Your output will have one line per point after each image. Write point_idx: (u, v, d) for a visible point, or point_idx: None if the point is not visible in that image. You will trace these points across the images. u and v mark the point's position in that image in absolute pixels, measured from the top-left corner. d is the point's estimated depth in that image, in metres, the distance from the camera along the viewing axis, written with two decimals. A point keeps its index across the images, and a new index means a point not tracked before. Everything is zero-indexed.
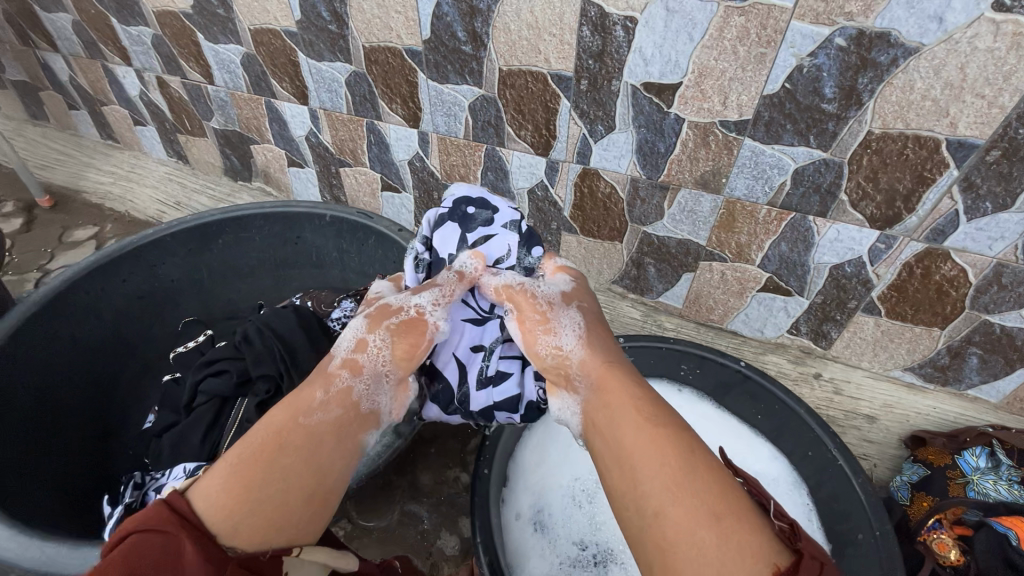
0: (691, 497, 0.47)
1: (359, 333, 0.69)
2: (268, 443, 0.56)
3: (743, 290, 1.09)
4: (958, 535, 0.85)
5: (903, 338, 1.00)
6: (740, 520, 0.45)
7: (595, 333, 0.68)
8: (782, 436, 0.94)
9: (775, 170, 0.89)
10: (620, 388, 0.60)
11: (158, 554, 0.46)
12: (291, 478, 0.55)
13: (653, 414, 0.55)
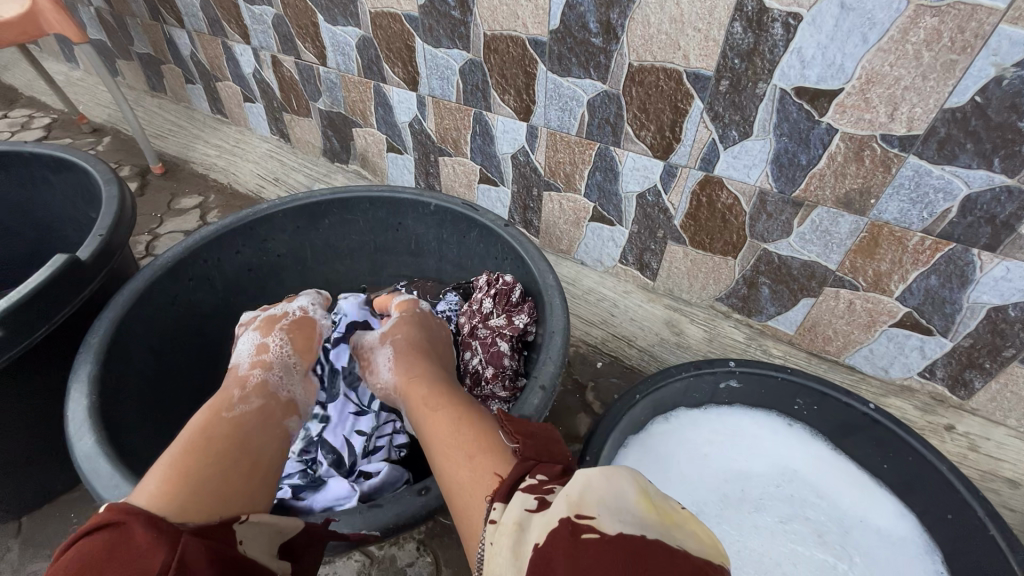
0: (460, 453, 0.58)
1: (258, 339, 0.85)
2: (186, 435, 0.61)
3: (871, 324, 0.98)
4: None
5: None
6: (485, 452, 0.56)
7: (408, 350, 0.85)
8: (912, 493, 0.85)
9: (940, 195, 0.79)
10: (416, 394, 0.74)
11: (108, 542, 0.45)
12: (216, 442, 0.60)
13: (425, 407, 0.70)
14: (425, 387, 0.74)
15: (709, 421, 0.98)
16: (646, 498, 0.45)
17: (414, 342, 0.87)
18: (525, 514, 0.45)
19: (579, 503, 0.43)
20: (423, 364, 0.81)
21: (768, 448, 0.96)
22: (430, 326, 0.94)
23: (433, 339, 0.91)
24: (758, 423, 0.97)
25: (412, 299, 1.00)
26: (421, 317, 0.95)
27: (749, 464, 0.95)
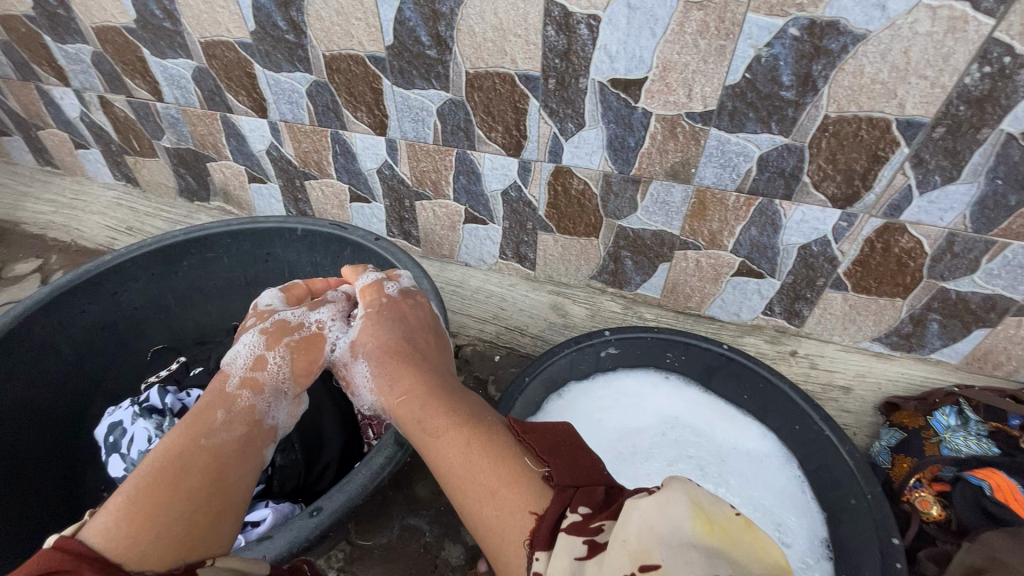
0: (486, 475, 0.65)
1: (258, 352, 0.87)
2: (154, 470, 0.66)
3: (718, 276, 1.12)
4: (937, 491, 0.91)
5: (869, 310, 1.05)
6: (510, 482, 0.63)
7: (392, 356, 0.83)
8: (768, 413, 0.98)
9: (741, 157, 0.93)
10: (407, 406, 0.76)
11: None
12: (182, 481, 0.66)
13: (424, 418, 0.73)
14: (421, 398, 0.76)
15: (597, 388, 1.06)
16: (703, 523, 0.52)
17: (396, 345, 0.84)
18: (579, 563, 0.52)
19: (642, 549, 0.51)
20: (413, 367, 0.81)
21: (651, 402, 1.05)
22: (409, 315, 0.89)
23: (415, 330, 0.87)
24: (640, 382, 1.07)
25: (378, 287, 0.93)
26: (396, 308, 0.90)
27: (636, 421, 1.04)
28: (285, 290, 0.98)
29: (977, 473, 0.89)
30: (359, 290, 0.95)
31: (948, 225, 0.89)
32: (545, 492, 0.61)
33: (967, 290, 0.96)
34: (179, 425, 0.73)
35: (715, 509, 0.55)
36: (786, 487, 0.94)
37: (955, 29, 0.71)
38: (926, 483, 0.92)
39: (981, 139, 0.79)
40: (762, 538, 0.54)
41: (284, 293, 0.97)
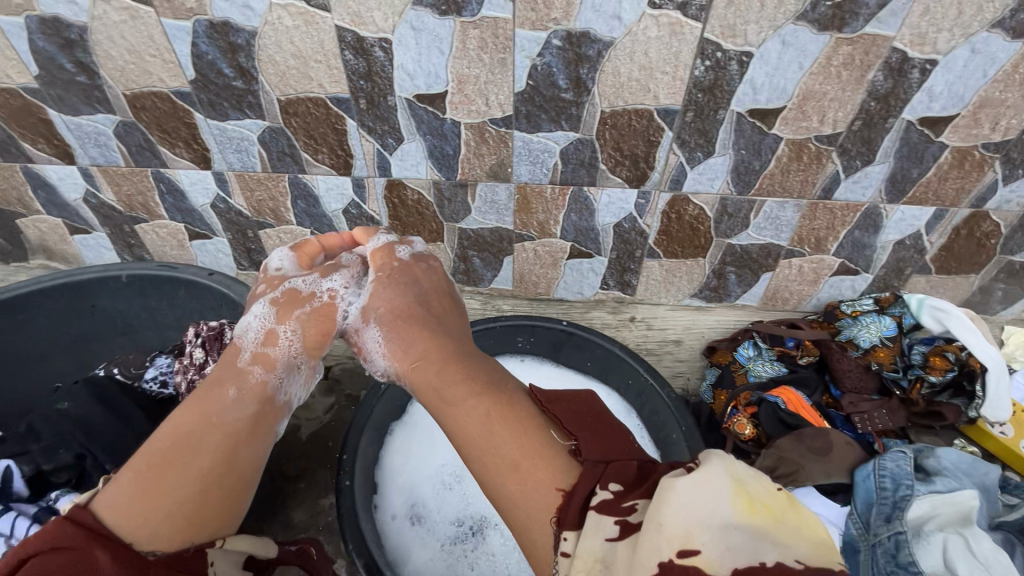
0: (513, 445, 0.65)
1: (269, 326, 0.89)
2: (159, 453, 0.70)
3: (555, 261, 1.24)
4: (749, 414, 1.07)
5: (682, 271, 1.22)
6: (538, 455, 0.63)
7: (398, 320, 0.88)
8: (608, 375, 1.10)
9: (545, 154, 1.04)
10: (421, 369, 0.81)
11: (65, 564, 0.58)
12: (183, 464, 0.70)
13: (453, 380, 0.76)
14: (437, 364, 0.79)
15: None
16: (744, 501, 0.52)
17: (410, 309, 0.89)
18: (611, 543, 0.53)
19: (686, 536, 0.49)
20: (428, 333, 0.86)
21: None
22: (419, 280, 0.94)
23: (425, 296, 0.92)
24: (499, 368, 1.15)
25: (388, 250, 0.98)
26: (409, 272, 0.95)
27: None
28: (296, 251, 0.97)
29: (774, 393, 1.07)
30: (368, 252, 0.99)
31: (718, 191, 1.07)
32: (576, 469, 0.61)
33: (747, 243, 1.16)
34: (187, 405, 0.77)
35: (756, 489, 0.54)
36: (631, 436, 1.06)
37: (677, 32, 0.86)
38: (741, 408, 1.08)
39: (721, 119, 0.96)
40: (810, 519, 0.54)
41: (296, 254, 0.97)
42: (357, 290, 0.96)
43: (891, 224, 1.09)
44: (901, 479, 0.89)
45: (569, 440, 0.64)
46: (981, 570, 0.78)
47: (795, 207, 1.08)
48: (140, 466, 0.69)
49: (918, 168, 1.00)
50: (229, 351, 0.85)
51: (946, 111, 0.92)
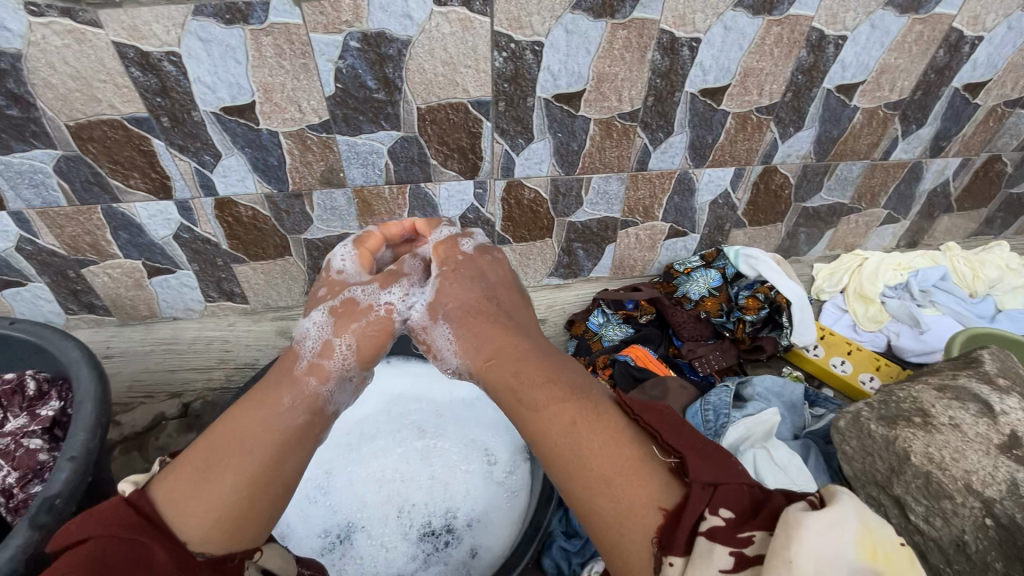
0: (601, 453, 0.54)
1: (326, 336, 0.79)
2: (213, 448, 0.61)
3: None
4: (606, 375, 1.13)
5: (534, 253, 1.29)
6: (631, 472, 0.52)
7: (470, 318, 0.77)
8: None
9: (373, 155, 1.05)
10: (498, 368, 0.69)
11: (123, 556, 0.51)
12: (229, 462, 0.60)
13: (536, 378, 0.63)
14: (518, 360, 0.67)
15: None
16: (869, 545, 0.42)
17: (477, 309, 0.78)
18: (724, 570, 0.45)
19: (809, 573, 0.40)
20: (495, 333, 0.74)
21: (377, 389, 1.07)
22: (483, 279, 0.83)
23: (488, 294, 0.81)
24: None
25: (451, 243, 0.89)
26: (474, 265, 0.86)
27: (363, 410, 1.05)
28: (358, 249, 0.90)
29: (624, 352, 1.15)
30: (432, 246, 0.91)
31: (548, 173, 1.14)
32: (679, 488, 0.50)
33: (586, 219, 1.24)
34: (242, 403, 0.67)
35: (882, 533, 0.44)
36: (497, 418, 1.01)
37: (468, 27, 0.90)
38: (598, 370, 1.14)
39: (531, 106, 1.02)
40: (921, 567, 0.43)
41: (358, 254, 0.90)
42: (415, 296, 0.85)
43: (702, 186, 1.22)
44: (720, 410, 0.95)
45: (670, 454, 0.53)
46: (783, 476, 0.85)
47: (618, 180, 1.18)
48: (190, 461, 0.60)
49: (711, 134, 1.13)
50: (291, 348, 0.78)
51: (719, 82, 1.05)
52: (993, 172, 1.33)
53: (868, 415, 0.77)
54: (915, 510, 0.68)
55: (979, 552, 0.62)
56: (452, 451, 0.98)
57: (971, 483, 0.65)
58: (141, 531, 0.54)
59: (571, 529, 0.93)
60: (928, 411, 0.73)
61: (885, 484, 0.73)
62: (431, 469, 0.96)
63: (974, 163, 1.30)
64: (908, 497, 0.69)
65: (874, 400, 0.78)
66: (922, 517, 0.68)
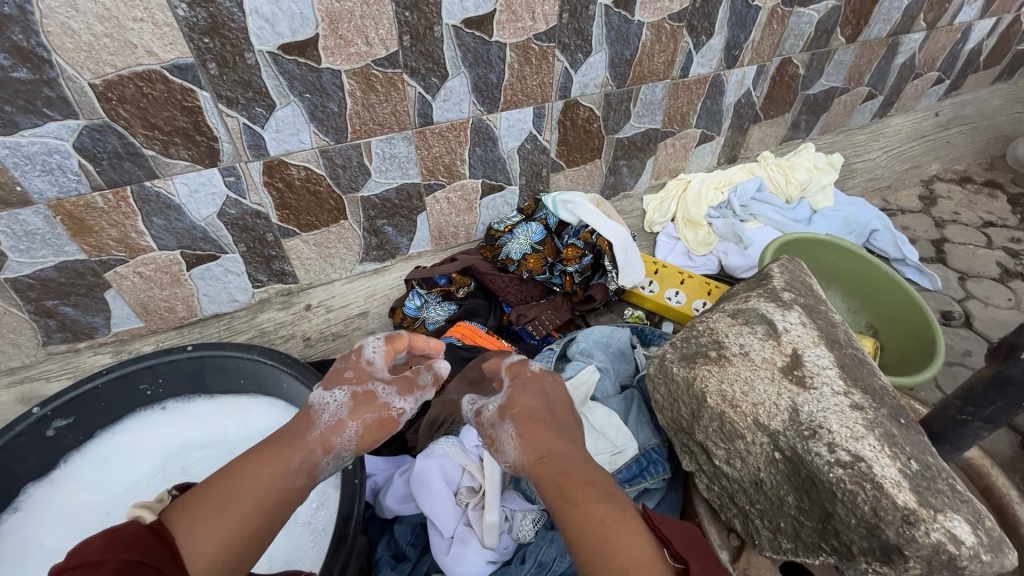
0: (632, 554, 0.46)
1: (339, 415, 0.62)
2: (217, 489, 0.52)
3: (177, 277, 1.01)
4: None
5: (333, 240, 1.11)
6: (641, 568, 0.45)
7: (534, 419, 0.60)
8: (264, 385, 0.93)
9: (57, 157, 0.79)
10: (547, 466, 0.56)
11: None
12: (232, 509, 0.51)
13: (577, 472, 0.54)
14: (571, 458, 0.56)
15: (72, 467, 0.86)
16: None
17: (538, 412, 0.61)
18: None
19: None
20: (557, 434, 0.59)
21: (154, 444, 0.91)
22: (553, 389, 0.65)
23: (557, 406, 0.63)
24: (133, 429, 0.91)
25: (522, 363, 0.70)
26: (546, 381, 0.68)
27: (136, 474, 0.88)
28: (389, 341, 0.72)
29: (449, 333, 1.03)
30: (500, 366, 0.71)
31: (314, 145, 0.95)
32: None
33: (381, 191, 1.07)
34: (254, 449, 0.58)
35: None
36: None
37: None
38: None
39: (253, 63, 0.82)
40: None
41: (387, 346, 0.71)
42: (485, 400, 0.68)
43: (503, 133, 1.10)
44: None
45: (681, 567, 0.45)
46: (602, 440, 0.78)
47: (404, 140, 1.02)
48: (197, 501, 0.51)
49: (493, 72, 1.00)
50: (299, 419, 0.62)
51: (482, 9, 0.91)
52: (787, 76, 1.34)
53: (670, 357, 0.70)
54: (716, 454, 0.63)
55: (772, 488, 0.57)
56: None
57: (755, 417, 0.59)
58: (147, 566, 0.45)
59: (399, 551, 0.80)
60: (721, 342, 0.67)
61: (690, 430, 0.67)
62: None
63: (769, 69, 1.30)
64: (708, 442, 0.64)
65: (677, 340, 0.72)
66: (722, 460, 0.63)
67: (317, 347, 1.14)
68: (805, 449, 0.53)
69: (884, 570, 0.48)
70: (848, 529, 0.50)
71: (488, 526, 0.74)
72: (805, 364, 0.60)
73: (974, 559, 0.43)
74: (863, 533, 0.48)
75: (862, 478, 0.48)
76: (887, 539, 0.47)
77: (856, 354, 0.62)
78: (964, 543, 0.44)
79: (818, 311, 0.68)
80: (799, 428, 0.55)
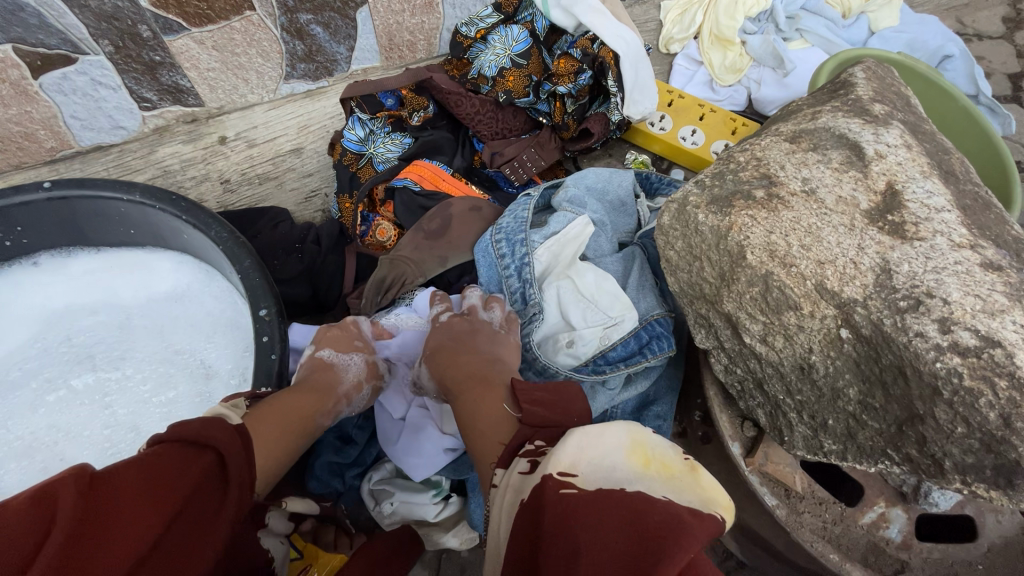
0: (490, 420, 0.46)
1: (358, 375, 0.61)
2: (280, 402, 0.51)
3: (22, 89, 0.73)
4: (389, 212, 0.80)
5: (242, 43, 0.81)
6: (495, 421, 0.46)
7: (440, 346, 0.59)
8: (161, 236, 0.72)
9: None
10: (448, 375, 0.56)
11: (207, 504, 0.38)
12: (287, 430, 0.50)
13: (469, 370, 0.54)
14: (467, 360, 0.56)
15: None
16: None
17: (445, 338, 0.60)
18: (518, 477, 0.37)
19: None
20: (459, 349, 0.58)
21: (29, 307, 0.72)
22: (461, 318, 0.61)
23: (465, 326, 0.60)
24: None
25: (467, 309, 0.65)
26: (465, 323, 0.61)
27: (11, 342, 0.70)
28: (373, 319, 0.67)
29: (404, 174, 0.80)
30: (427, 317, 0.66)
31: None
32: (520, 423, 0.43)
33: None
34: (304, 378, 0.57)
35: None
36: (214, 310, 0.72)
37: None
38: (377, 209, 0.81)
39: None
40: (712, 486, 0.34)
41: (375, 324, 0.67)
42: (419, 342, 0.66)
43: None
44: (515, 236, 0.67)
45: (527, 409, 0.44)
46: (593, 311, 0.63)
47: None
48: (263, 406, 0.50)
49: None
50: (315, 369, 0.59)
51: None
52: None
53: (696, 200, 0.47)
54: (748, 330, 0.45)
55: (827, 377, 0.41)
56: (139, 379, 0.69)
57: (819, 281, 0.40)
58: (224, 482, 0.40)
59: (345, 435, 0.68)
60: (774, 177, 0.45)
61: (714, 299, 0.48)
62: (110, 411, 0.67)
63: None
64: (740, 314, 0.45)
65: (706, 177, 0.49)
66: (756, 338, 0.45)
67: (238, 193, 0.89)
68: (898, 328, 0.36)
69: (991, 496, 0.34)
70: (945, 440, 0.35)
71: (448, 410, 0.62)
72: (904, 205, 0.40)
73: None
74: (972, 448, 0.34)
75: (993, 372, 0.32)
76: (1015, 459, 0.32)
77: (977, 193, 0.42)
78: None
79: (924, 132, 0.46)
80: (893, 297, 0.36)
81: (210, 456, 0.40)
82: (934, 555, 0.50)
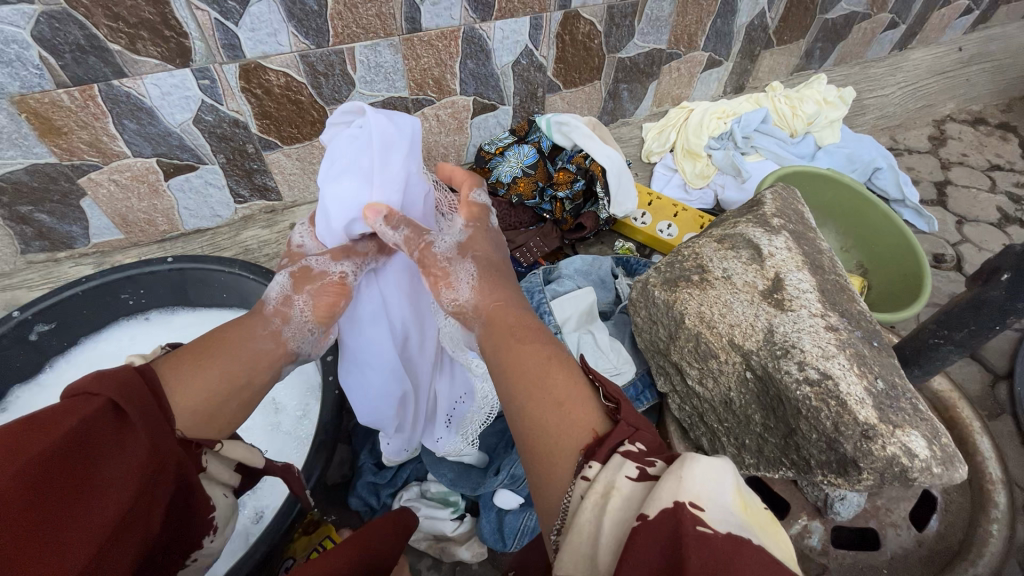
0: (567, 391, 0.44)
1: (284, 291, 0.61)
2: (210, 344, 0.53)
3: (154, 188, 0.97)
4: None
5: (317, 155, 1.06)
6: (574, 393, 0.44)
7: (494, 270, 0.60)
8: (246, 299, 0.93)
9: (13, 47, 0.73)
10: (504, 324, 0.53)
11: (108, 446, 0.39)
12: (216, 365, 0.51)
13: (534, 336, 0.51)
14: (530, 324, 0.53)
15: (58, 372, 0.88)
16: None
17: (498, 263, 0.62)
18: (629, 484, 0.35)
19: None
20: (506, 288, 0.58)
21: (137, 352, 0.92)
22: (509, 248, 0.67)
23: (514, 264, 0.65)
24: (117, 339, 0.92)
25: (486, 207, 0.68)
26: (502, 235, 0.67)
27: None
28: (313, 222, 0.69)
29: None
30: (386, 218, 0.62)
31: (293, 48, 0.88)
32: (612, 419, 0.42)
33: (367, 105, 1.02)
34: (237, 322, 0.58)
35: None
36: None
37: None
38: None
39: None
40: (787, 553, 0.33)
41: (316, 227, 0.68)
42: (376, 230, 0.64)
43: (497, 46, 1.03)
44: (535, 291, 0.88)
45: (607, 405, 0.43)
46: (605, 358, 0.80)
47: (390, 47, 0.95)
48: (177, 353, 0.51)
49: None
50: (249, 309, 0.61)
51: None
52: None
53: (654, 281, 0.67)
54: (690, 373, 0.64)
55: (741, 407, 0.59)
56: None
57: (731, 338, 0.58)
58: (119, 426, 0.40)
59: (381, 460, 0.83)
60: (705, 267, 0.64)
61: (665, 351, 0.67)
62: None
63: None
64: (683, 362, 0.65)
65: (661, 264, 0.69)
66: (695, 379, 0.64)
67: None
68: (776, 368, 0.53)
69: (839, 481, 0.50)
70: (809, 444, 0.51)
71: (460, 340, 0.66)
72: (785, 288, 0.59)
73: (926, 471, 0.46)
74: (822, 447, 0.50)
75: (828, 395, 0.49)
76: (845, 453, 0.48)
77: (837, 281, 0.61)
78: (918, 456, 0.46)
79: (807, 238, 0.66)
80: (773, 349, 0.54)
81: (99, 402, 0.39)
82: (847, 560, 0.64)
